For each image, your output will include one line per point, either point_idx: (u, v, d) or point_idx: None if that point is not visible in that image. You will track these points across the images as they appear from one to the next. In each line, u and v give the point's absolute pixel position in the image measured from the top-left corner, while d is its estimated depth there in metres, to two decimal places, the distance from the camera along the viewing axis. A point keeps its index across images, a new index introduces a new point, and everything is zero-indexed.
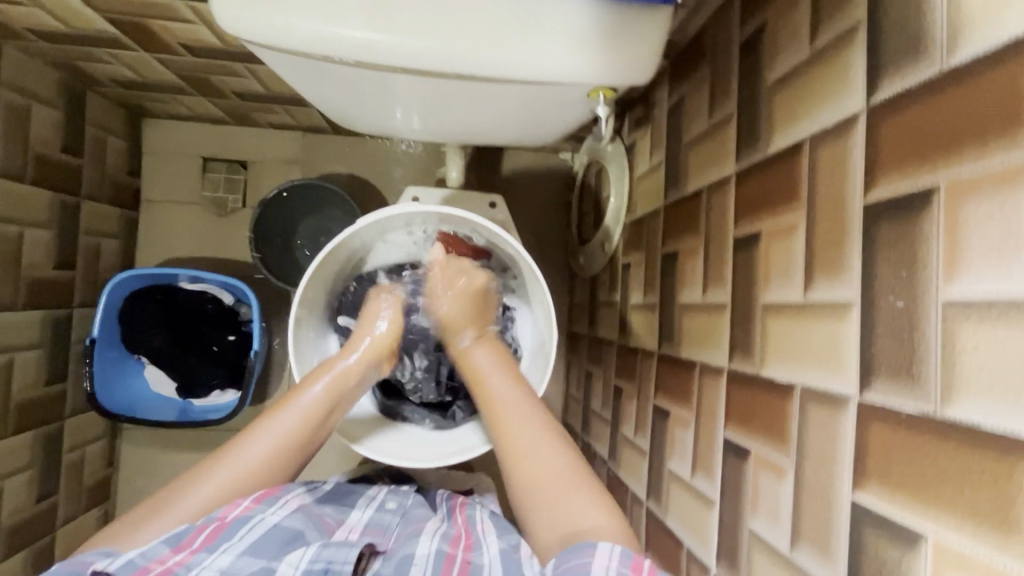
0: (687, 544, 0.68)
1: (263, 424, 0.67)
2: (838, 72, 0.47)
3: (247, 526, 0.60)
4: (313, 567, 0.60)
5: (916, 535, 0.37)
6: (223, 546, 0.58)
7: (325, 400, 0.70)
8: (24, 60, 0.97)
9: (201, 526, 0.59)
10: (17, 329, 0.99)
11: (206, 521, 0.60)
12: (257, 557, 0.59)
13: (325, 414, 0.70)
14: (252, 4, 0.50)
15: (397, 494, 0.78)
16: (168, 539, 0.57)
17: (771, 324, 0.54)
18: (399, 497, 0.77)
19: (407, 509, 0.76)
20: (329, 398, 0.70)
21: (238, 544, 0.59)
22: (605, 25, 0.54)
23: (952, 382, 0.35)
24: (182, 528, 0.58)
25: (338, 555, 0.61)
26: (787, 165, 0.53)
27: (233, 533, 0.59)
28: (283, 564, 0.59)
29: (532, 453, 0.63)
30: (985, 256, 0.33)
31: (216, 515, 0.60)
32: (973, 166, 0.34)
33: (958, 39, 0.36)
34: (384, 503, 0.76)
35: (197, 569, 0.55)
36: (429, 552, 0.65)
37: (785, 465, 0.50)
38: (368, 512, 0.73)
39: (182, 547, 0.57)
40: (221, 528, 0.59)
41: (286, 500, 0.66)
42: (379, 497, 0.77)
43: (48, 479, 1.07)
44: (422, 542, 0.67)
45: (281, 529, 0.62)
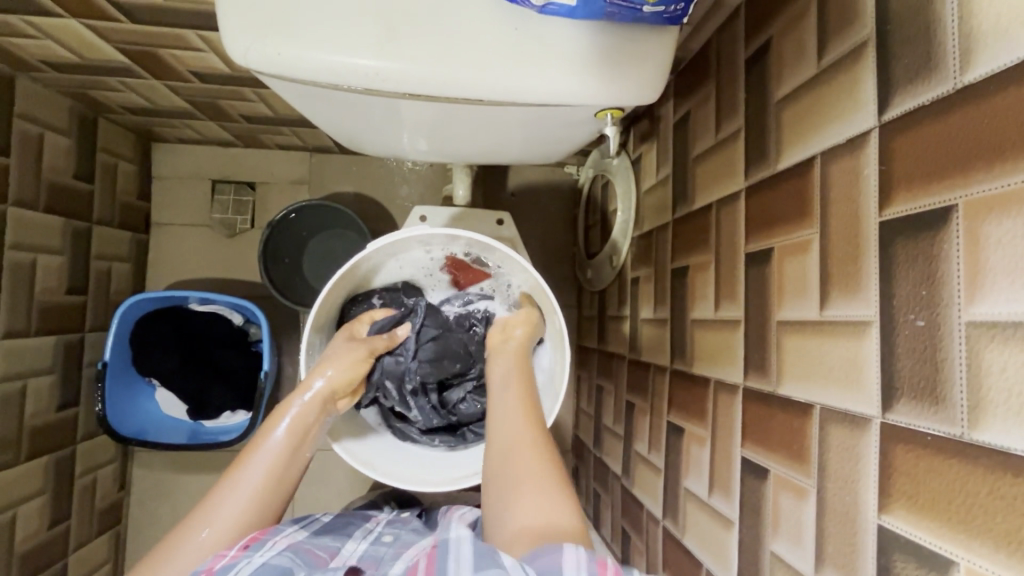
0: (707, 565, 0.67)
1: (241, 470, 0.64)
2: (847, 89, 0.47)
3: (235, 570, 0.53)
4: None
5: (948, 561, 0.36)
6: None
7: (297, 431, 0.69)
8: (36, 90, 0.98)
9: None
10: (30, 355, 1.00)
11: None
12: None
13: (298, 444, 0.69)
14: (262, 35, 0.51)
15: (395, 526, 0.76)
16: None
17: (787, 341, 0.54)
18: (394, 530, 0.75)
19: (403, 539, 0.72)
20: (299, 429, 0.69)
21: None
22: (611, 47, 0.54)
23: (979, 404, 0.34)
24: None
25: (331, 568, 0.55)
26: (798, 181, 0.53)
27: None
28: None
29: (521, 492, 0.59)
30: (1009, 276, 0.33)
31: (203, 569, 0.54)
32: (992, 185, 0.34)
33: (970, 57, 0.36)
34: (379, 536, 0.72)
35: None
36: (427, 571, 0.59)
37: (807, 486, 0.49)
38: (362, 545, 0.69)
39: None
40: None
41: (273, 541, 0.60)
42: (375, 530, 0.74)
43: (60, 504, 1.07)
44: (414, 565, 0.60)
45: (270, 566, 0.54)
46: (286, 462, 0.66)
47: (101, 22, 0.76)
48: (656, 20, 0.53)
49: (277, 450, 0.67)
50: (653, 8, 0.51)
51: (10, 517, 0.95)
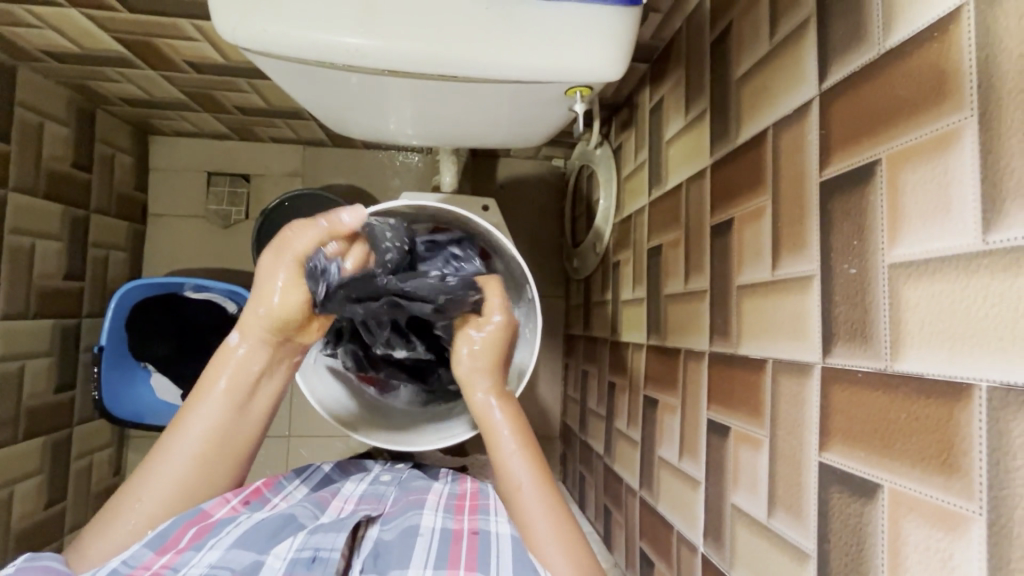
0: (677, 528, 0.69)
1: (180, 431, 0.62)
2: (795, 63, 0.50)
3: (232, 523, 0.59)
4: (301, 556, 0.55)
5: (874, 485, 0.38)
6: (209, 543, 0.55)
7: (243, 382, 0.64)
8: (36, 80, 1.02)
9: (185, 526, 0.57)
10: (28, 337, 1.03)
11: (191, 517, 0.59)
12: (244, 549, 0.56)
13: (244, 402, 0.64)
14: (249, 15, 0.54)
15: (392, 471, 0.80)
16: (152, 543, 0.55)
17: (745, 303, 0.57)
18: (395, 472, 0.79)
19: (402, 479, 0.76)
20: (242, 382, 0.64)
21: (225, 539, 0.56)
22: (579, 28, 0.58)
23: (899, 338, 0.37)
24: (166, 527, 0.57)
25: (326, 542, 0.57)
26: (754, 153, 0.56)
27: (218, 532, 0.57)
28: (272, 557, 0.55)
29: (523, 512, 0.61)
30: (922, 219, 0.36)
31: (202, 510, 0.60)
32: (908, 137, 0.37)
33: (892, 24, 0.40)
34: (377, 478, 0.77)
35: (185, 567, 0.52)
36: (435, 526, 0.60)
37: (761, 437, 0.52)
38: (362, 485, 0.74)
39: (167, 547, 0.55)
40: (206, 527, 0.58)
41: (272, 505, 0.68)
42: (373, 473, 0.78)
43: (57, 485, 1.10)
44: (426, 517, 0.62)
45: (268, 519, 0.60)
46: (230, 420, 0.63)
47: (99, 11, 0.80)
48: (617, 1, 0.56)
49: (218, 410, 0.63)
50: None
51: (7, 495, 0.98)
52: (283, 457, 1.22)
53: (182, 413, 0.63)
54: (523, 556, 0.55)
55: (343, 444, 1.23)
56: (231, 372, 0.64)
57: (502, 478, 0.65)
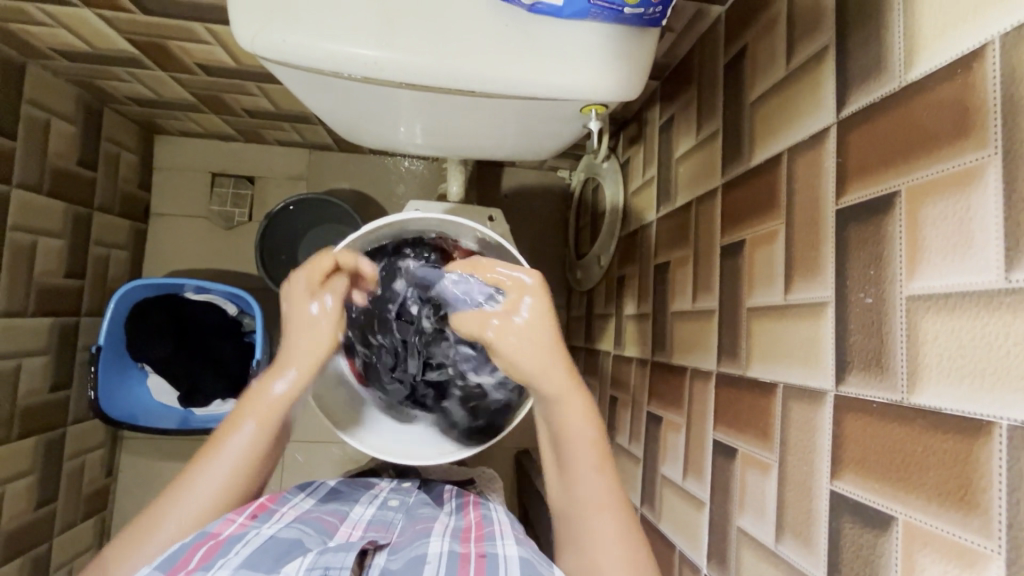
0: (680, 547, 0.69)
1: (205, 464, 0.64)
2: (812, 90, 0.51)
3: (242, 540, 0.57)
4: None
5: (888, 517, 0.38)
6: (218, 562, 0.53)
7: (283, 404, 0.67)
8: (45, 78, 1.01)
9: (196, 545, 0.55)
10: (26, 335, 1.01)
11: (200, 539, 0.56)
12: (254, 569, 0.53)
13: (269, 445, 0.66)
14: (268, 24, 0.54)
15: (399, 493, 0.77)
16: (161, 565, 0.53)
17: (755, 326, 0.57)
18: (401, 496, 0.76)
19: (409, 505, 0.74)
20: (284, 405, 0.67)
21: (234, 558, 0.54)
22: (598, 47, 0.58)
23: (917, 372, 0.37)
24: (175, 549, 0.54)
25: (336, 560, 0.54)
26: (767, 177, 0.57)
27: (229, 550, 0.55)
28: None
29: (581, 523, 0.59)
30: (942, 253, 0.36)
31: (209, 532, 0.57)
32: (928, 171, 0.37)
33: (915, 57, 0.40)
34: (386, 502, 0.74)
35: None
36: (442, 551, 0.59)
37: (769, 461, 0.52)
38: (370, 509, 0.71)
39: (177, 568, 0.53)
40: (216, 546, 0.56)
41: (280, 513, 0.65)
42: (382, 495, 0.76)
43: (49, 485, 1.08)
44: (432, 543, 0.60)
45: (277, 539, 0.58)
46: (258, 457, 0.65)
47: (112, 12, 0.80)
48: (636, 22, 0.57)
49: (246, 445, 0.65)
50: (633, 9, 0.55)
51: None
52: (279, 462, 1.21)
53: (211, 445, 0.65)
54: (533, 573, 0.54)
55: (339, 450, 1.22)
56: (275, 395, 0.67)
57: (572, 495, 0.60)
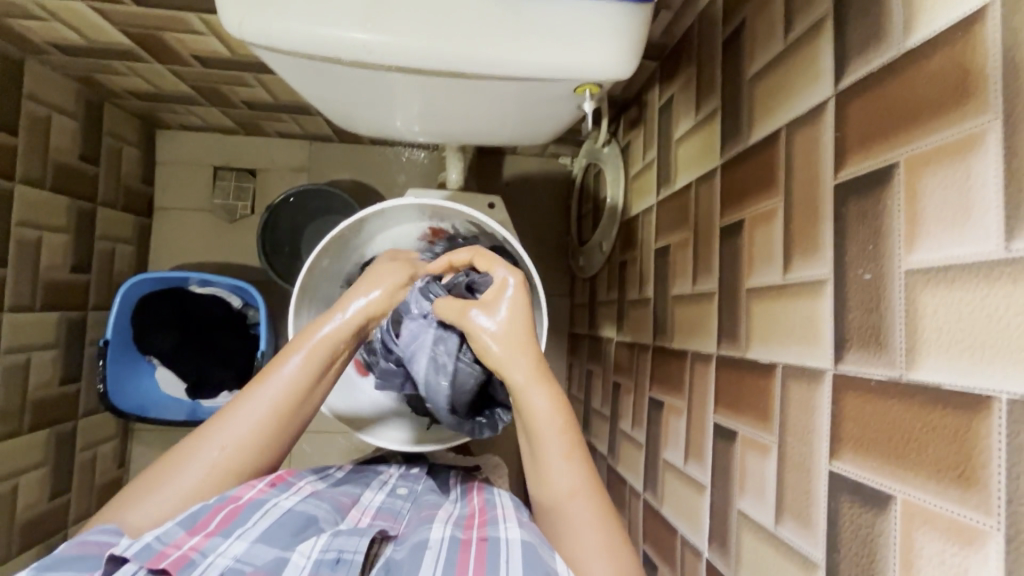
0: (682, 532, 0.69)
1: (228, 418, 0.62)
2: (810, 63, 0.49)
3: (260, 511, 0.59)
4: (325, 557, 0.55)
5: (887, 496, 0.38)
6: (236, 532, 0.56)
7: (327, 351, 0.65)
8: (44, 73, 1.02)
9: (216, 507, 0.57)
10: (35, 330, 1.03)
11: (221, 501, 0.58)
12: (269, 544, 0.56)
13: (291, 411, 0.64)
14: (255, 8, 0.54)
15: (407, 480, 0.78)
16: (184, 521, 0.55)
17: (754, 307, 0.56)
18: (409, 484, 0.77)
19: (417, 493, 0.75)
20: (329, 348, 0.65)
21: (252, 529, 0.57)
22: (590, 23, 0.57)
23: (915, 346, 0.36)
24: (198, 508, 0.57)
25: (349, 544, 0.56)
26: (765, 154, 0.55)
27: (246, 520, 0.57)
28: (295, 554, 0.56)
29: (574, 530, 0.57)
30: (941, 224, 0.35)
31: (230, 495, 0.59)
32: (927, 141, 0.36)
33: (914, 23, 0.38)
34: (395, 489, 0.75)
35: (212, 555, 0.53)
36: (444, 537, 0.60)
37: (769, 443, 0.51)
38: (380, 496, 0.72)
39: (197, 529, 0.55)
40: (236, 511, 0.58)
41: (298, 487, 0.66)
42: (390, 483, 0.77)
43: (62, 476, 1.11)
44: (435, 528, 0.61)
45: (294, 512, 0.61)
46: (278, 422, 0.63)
47: (106, 4, 0.80)
48: None
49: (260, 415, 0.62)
50: None
51: (12, 486, 0.98)
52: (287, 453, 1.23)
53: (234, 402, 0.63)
54: (534, 560, 0.52)
55: (346, 440, 1.23)
56: (320, 339, 0.65)
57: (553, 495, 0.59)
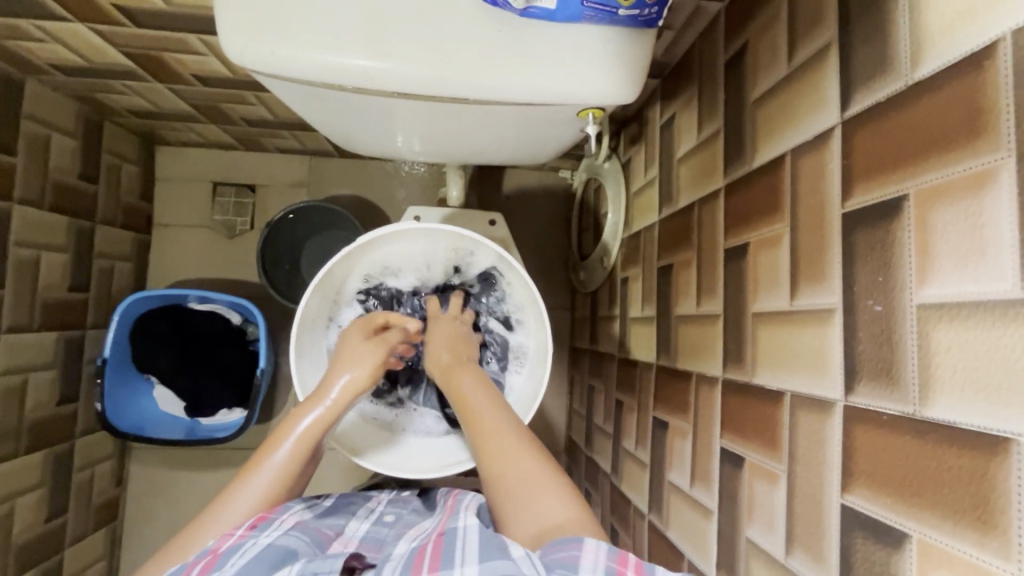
0: (688, 556, 0.68)
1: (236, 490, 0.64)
2: (815, 89, 0.49)
3: (238, 552, 0.55)
4: None
5: (902, 534, 0.37)
6: None
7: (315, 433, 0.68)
8: (44, 93, 1.02)
9: (192, 564, 0.54)
10: (32, 350, 1.02)
11: (198, 557, 0.55)
12: None
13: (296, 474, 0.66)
14: (256, 35, 0.53)
15: (396, 506, 0.78)
16: None
17: (761, 332, 0.55)
18: (397, 509, 0.77)
19: (404, 518, 0.75)
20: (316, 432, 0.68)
21: (229, 570, 0.52)
22: (593, 49, 0.57)
23: (929, 383, 0.36)
24: (171, 573, 0.52)
25: (324, 565, 0.52)
26: (770, 179, 0.55)
27: (222, 564, 0.53)
28: None
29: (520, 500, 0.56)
30: (954, 260, 0.34)
31: (209, 548, 0.55)
32: (937, 175, 0.36)
33: (922, 55, 0.38)
34: (382, 516, 0.74)
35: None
36: (419, 553, 0.55)
37: (778, 471, 0.51)
38: (365, 525, 0.72)
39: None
40: (213, 561, 0.54)
41: (281, 520, 0.62)
42: (377, 510, 0.76)
43: (59, 498, 1.09)
44: (413, 546, 0.60)
45: (274, 547, 0.56)
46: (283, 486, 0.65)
47: (106, 26, 0.79)
48: (632, 23, 0.55)
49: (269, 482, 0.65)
50: (628, 11, 0.54)
51: (8, 510, 0.97)
52: None
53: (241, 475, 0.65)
54: None
55: (346, 458, 1.22)
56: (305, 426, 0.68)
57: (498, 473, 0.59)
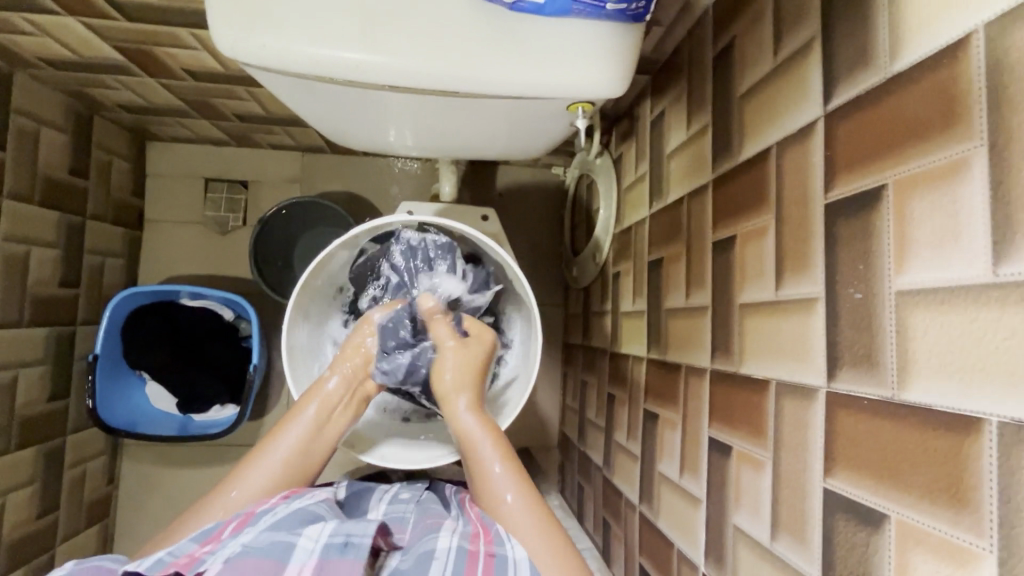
0: (678, 545, 0.69)
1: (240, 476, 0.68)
2: (799, 83, 0.50)
3: (271, 513, 0.59)
4: (334, 541, 0.54)
5: (881, 515, 0.38)
6: (246, 530, 0.56)
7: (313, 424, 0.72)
8: (34, 87, 1.01)
9: (228, 521, 0.58)
10: (22, 346, 1.02)
11: (234, 516, 0.59)
12: (277, 532, 0.56)
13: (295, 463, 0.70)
14: (246, 28, 0.54)
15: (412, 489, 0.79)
16: (197, 537, 0.57)
17: (747, 322, 0.56)
18: (413, 491, 0.78)
19: (420, 498, 0.75)
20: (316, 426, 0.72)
21: (261, 525, 0.57)
22: (581, 42, 0.57)
23: (906, 368, 0.37)
24: (211, 526, 0.58)
25: (357, 529, 0.56)
26: (756, 172, 0.56)
27: (257, 519, 0.58)
28: (303, 537, 0.54)
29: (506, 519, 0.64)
30: (929, 247, 0.35)
31: (244, 510, 0.60)
32: (913, 165, 0.37)
33: (900, 48, 0.39)
34: (399, 495, 0.76)
35: (220, 549, 0.52)
36: (451, 546, 0.58)
37: (763, 458, 0.52)
38: (383, 506, 0.74)
39: (209, 540, 0.56)
40: (247, 519, 0.59)
41: (311, 495, 0.66)
42: (392, 491, 0.78)
43: (50, 495, 1.09)
44: (442, 538, 0.60)
45: (305, 513, 0.60)
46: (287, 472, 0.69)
47: (96, 20, 0.79)
48: (620, 18, 0.56)
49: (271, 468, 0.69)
50: (616, 5, 0.54)
51: None
52: None
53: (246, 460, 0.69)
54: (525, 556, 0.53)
55: (339, 454, 1.22)
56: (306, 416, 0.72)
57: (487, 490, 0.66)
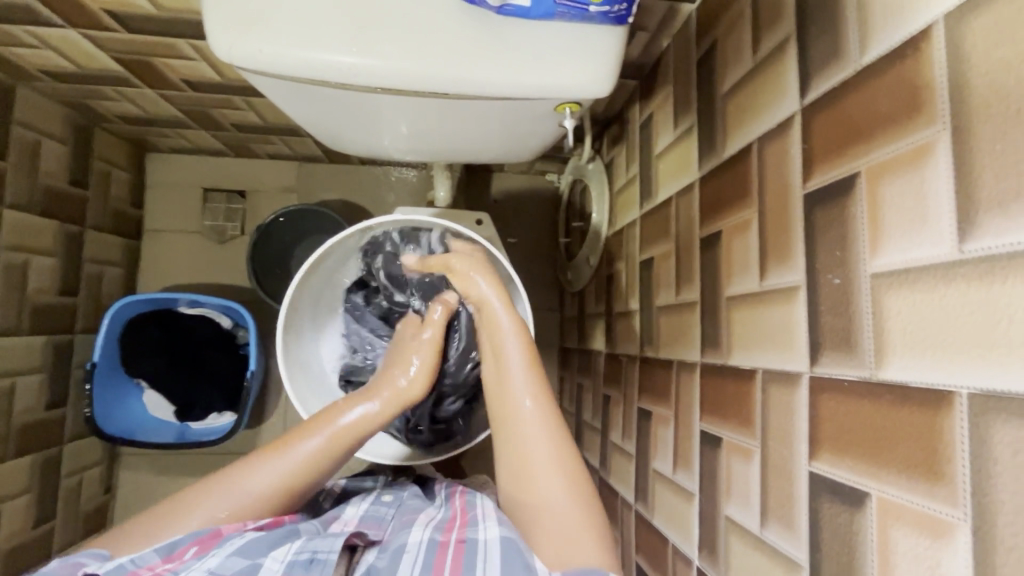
0: (673, 541, 0.69)
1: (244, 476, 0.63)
2: (776, 80, 0.52)
3: (238, 536, 0.58)
4: (299, 558, 0.56)
5: (863, 494, 0.39)
6: (211, 552, 0.55)
7: (353, 434, 0.67)
8: (35, 99, 1.03)
9: (195, 537, 0.58)
10: (20, 354, 1.02)
11: (202, 531, 0.59)
12: (244, 556, 0.55)
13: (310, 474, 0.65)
14: (242, 34, 0.55)
15: (394, 490, 0.77)
16: (160, 549, 0.56)
17: (734, 315, 0.57)
18: (396, 491, 0.76)
19: (402, 500, 0.74)
20: (357, 432, 0.67)
21: (228, 547, 0.56)
22: (565, 45, 0.59)
23: (884, 347, 0.38)
24: (177, 538, 0.57)
25: (323, 545, 0.58)
26: (739, 167, 0.58)
27: (223, 542, 0.57)
28: (269, 559, 0.55)
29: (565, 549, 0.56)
30: (900, 230, 0.37)
31: (214, 529, 0.59)
32: (885, 151, 0.38)
33: (868, 41, 0.41)
34: (380, 497, 0.74)
35: (185, 571, 0.52)
36: (421, 539, 0.60)
37: (752, 447, 0.52)
38: (363, 506, 0.72)
39: (173, 557, 0.55)
40: (215, 539, 0.58)
41: (288, 517, 0.65)
42: (376, 492, 0.76)
43: (47, 504, 1.09)
44: (413, 532, 0.61)
45: (273, 532, 0.60)
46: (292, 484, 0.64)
47: (97, 31, 0.81)
48: (604, 20, 0.58)
49: (289, 473, 0.64)
50: (599, 7, 0.56)
51: None
52: None
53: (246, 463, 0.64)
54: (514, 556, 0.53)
55: None
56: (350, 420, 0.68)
57: (530, 491, 0.61)
